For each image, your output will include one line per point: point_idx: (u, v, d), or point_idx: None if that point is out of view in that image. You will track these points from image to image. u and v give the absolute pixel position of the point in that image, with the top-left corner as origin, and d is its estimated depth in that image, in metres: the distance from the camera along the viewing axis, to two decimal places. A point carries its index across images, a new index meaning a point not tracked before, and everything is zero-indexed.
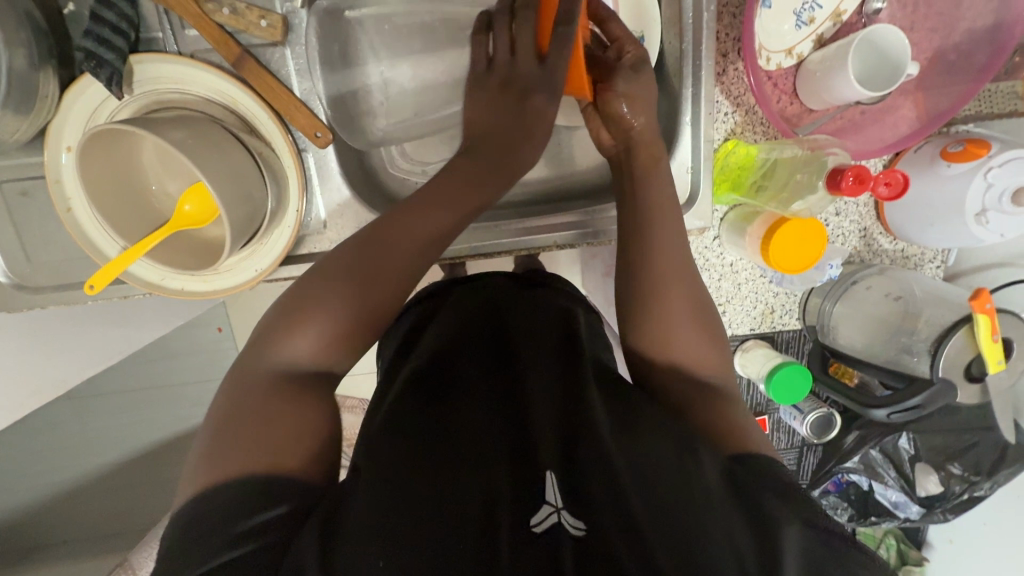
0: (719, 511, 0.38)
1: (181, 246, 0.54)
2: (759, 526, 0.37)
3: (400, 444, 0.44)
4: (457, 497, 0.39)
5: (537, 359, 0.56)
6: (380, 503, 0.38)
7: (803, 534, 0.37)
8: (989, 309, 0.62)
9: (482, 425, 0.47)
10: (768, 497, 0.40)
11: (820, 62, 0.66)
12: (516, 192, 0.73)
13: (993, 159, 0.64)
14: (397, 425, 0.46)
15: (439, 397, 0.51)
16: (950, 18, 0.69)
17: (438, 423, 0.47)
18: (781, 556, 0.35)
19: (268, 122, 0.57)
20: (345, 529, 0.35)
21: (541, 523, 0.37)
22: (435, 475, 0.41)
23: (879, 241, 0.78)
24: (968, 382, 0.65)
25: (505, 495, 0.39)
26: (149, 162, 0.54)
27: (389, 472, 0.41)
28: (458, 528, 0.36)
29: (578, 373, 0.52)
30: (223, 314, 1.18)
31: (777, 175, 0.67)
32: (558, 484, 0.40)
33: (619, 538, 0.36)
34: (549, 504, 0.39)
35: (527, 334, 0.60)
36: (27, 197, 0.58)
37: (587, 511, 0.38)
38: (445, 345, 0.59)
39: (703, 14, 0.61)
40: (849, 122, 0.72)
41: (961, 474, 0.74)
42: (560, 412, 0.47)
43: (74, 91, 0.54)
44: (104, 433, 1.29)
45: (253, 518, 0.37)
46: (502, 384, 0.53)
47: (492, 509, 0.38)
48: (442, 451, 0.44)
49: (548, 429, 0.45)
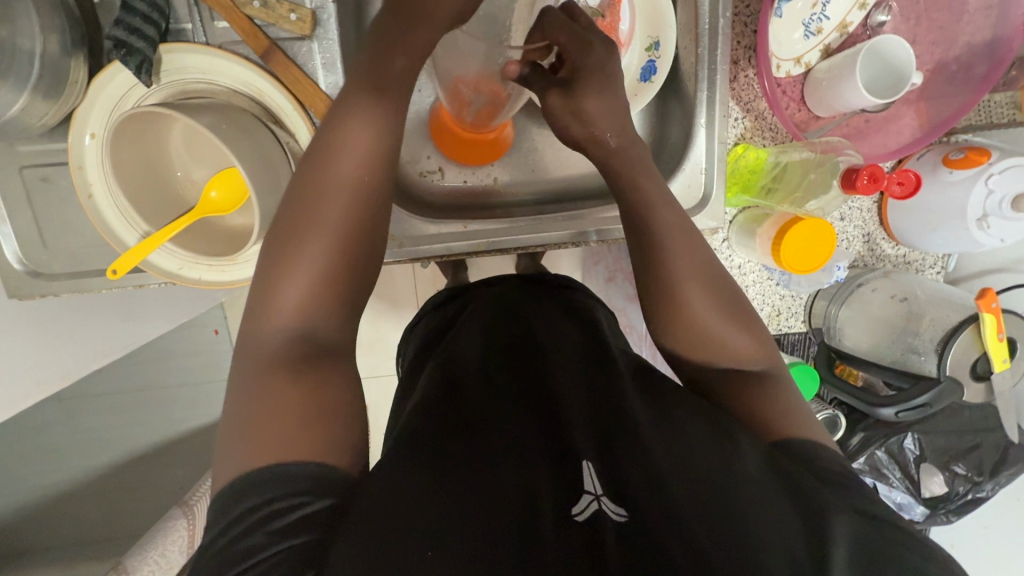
0: (763, 490, 0.39)
1: (204, 232, 0.55)
2: (810, 510, 0.37)
3: (442, 442, 0.45)
4: (502, 490, 0.40)
5: (567, 358, 0.57)
6: (425, 497, 0.39)
7: (852, 525, 0.37)
8: (995, 309, 0.64)
9: (517, 424, 0.48)
10: (811, 483, 0.41)
11: (828, 70, 0.68)
12: (532, 191, 0.75)
13: (993, 166, 0.67)
14: (430, 423, 0.47)
15: (473, 395, 0.52)
16: (952, 31, 0.71)
17: (473, 422, 0.48)
18: (831, 539, 0.35)
19: (293, 114, 0.58)
20: (391, 523, 0.36)
21: (583, 512, 0.38)
22: (471, 471, 0.42)
23: (883, 246, 0.80)
24: (974, 381, 0.66)
25: (544, 492, 0.40)
26: (175, 149, 0.54)
27: (430, 470, 0.41)
28: (502, 521, 0.37)
29: (608, 373, 0.54)
30: (222, 316, 1.19)
31: (789, 176, 0.70)
32: (597, 474, 0.41)
33: (662, 528, 0.36)
34: (589, 492, 0.40)
35: (555, 335, 0.62)
36: (48, 182, 0.58)
37: (626, 497, 0.39)
38: (472, 345, 0.60)
39: (720, 20, 0.63)
40: (855, 129, 0.74)
41: (965, 474, 0.75)
42: (596, 411, 0.48)
43: (102, 78, 0.55)
44: (97, 436, 1.27)
45: (288, 516, 0.36)
46: (532, 381, 0.54)
47: (532, 504, 0.39)
48: (480, 446, 0.45)
49: (584, 423, 0.47)
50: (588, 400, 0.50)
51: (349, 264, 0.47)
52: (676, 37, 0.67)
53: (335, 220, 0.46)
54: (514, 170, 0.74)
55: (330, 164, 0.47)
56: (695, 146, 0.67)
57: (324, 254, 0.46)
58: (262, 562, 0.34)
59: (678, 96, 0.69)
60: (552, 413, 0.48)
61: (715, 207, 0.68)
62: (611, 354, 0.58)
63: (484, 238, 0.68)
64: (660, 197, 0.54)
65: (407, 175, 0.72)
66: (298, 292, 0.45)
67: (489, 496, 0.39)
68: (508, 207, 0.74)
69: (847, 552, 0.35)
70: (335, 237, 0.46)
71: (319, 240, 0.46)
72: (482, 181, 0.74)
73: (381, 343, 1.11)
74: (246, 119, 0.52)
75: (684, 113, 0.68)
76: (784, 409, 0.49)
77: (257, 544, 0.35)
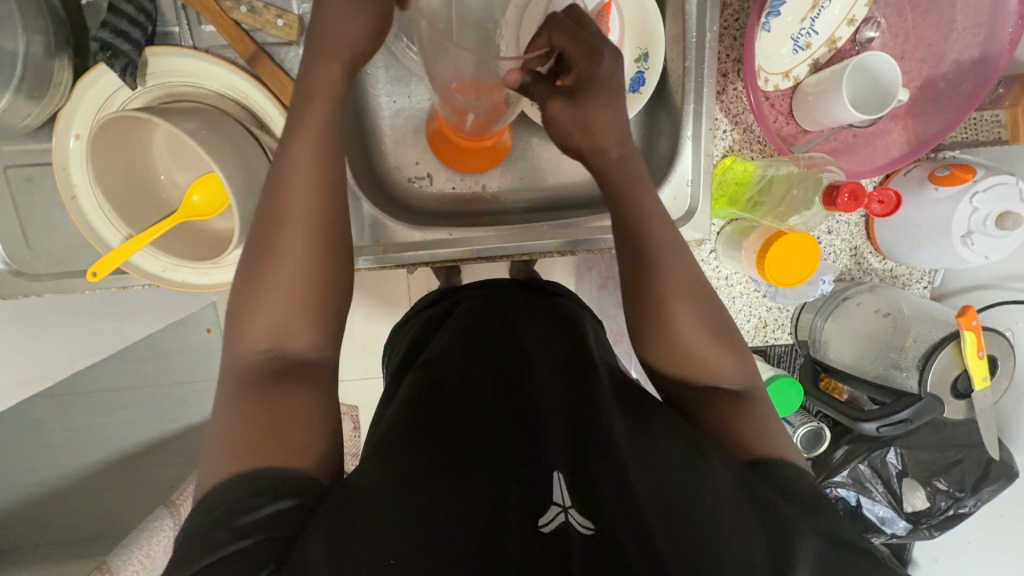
0: (730, 508, 0.39)
1: (186, 236, 0.55)
2: (774, 532, 0.38)
3: (416, 446, 0.45)
4: (471, 497, 0.39)
5: (546, 366, 0.57)
6: (395, 502, 0.38)
7: (818, 549, 0.37)
8: (975, 327, 0.64)
9: (492, 430, 0.47)
10: (778, 505, 0.41)
11: (815, 85, 0.69)
12: (520, 198, 0.75)
13: (978, 184, 0.67)
14: (407, 428, 0.47)
15: (452, 398, 0.52)
16: (939, 49, 0.72)
17: (449, 426, 0.48)
18: (796, 558, 0.36)
19: (279, 118, 0.58)
20: (359, 530, 0.35)
21: (549, 524, 0.38)
22: (442, 477, 0.41)
23: (869, 260, 0.80)
24: (955, 399, 0.66)
25: (514, 500, 0.40)
26: (159, 152, 0.54)
27: (401, 474, 0.41)
28: (469, 527, 0.37)
29: (587, 381, 0.54)
30: (211, 316, 1.19)
31: (774, 191, 0.69)
32: (566, 485, 0.41)
33: (627, 539, 0.36)
34: (557, 503, 0.39)
35: (537, 343, 0.62)
36: (32, 182, 0.58)
37: (595, 510, 0.39)
38: (453, 349, 0.60)
39: (707, 34, 0.63)
40: (842, 144, 0.75)
41: (946, 490, 0.75)
42: (571, 419, 0.48)
43: (87, 80, 0.55)
44: (85, 433, 1.27)
45: (254, 513, 0.36)
46: (511, 388, 0.54)
47: (501, 512, 0.38)
48: (453, 451, 0.44)
49: (559, 431, 0.46)
50: (565, 407, 0.50)
51: (322, 276, 0.47)
52: (664, 50, 0.67)
53: (299, 238, 0.46)
54: (502, 177, 0.74)
55: (288, 181, 0.47)
56: (682, 158, 0.67)
57: (299, 261, 0.46)
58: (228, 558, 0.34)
59: (666, 107, 0.69)
60: (528, 421, 0.48)
61: (700, 219, 0.68)
62: (592, 363, 0.58)
63: (469, 245, 0.68)
64: (651, 211, 0.53)
65: (395, 181, 0.72)
66: (276, 304, 0.46)
67: (458, 502, 0.39)
68: (495, 215, 0.74)
69: (809, 573, 0.35)
70: (300, 259, 0.46)
71: (286, 262, 0.46)
72: (471, 189, 0.74)
73: (370, 346, 1.11)
74: (229, 123, 0.52)
75: (672, 125, 0.68)
76: (761, 430, 0.49)
77: (218, 541, 0.35)
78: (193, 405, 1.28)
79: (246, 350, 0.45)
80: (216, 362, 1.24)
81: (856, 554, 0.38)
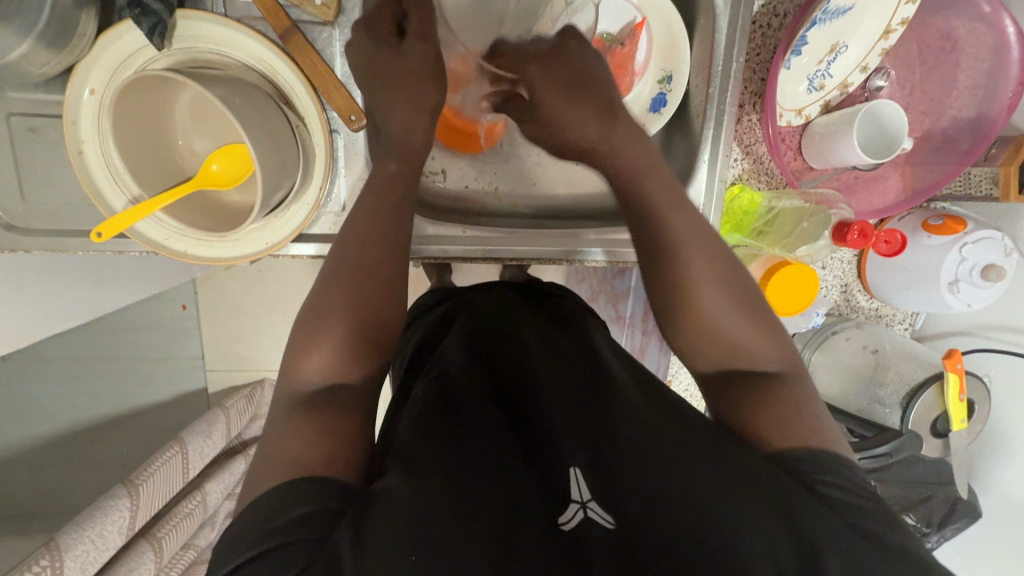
0: (754, 500, 0.39)
1: (199, 205, 0.53)
2: (800, 529, 0.37)
3: (431, 445, 0.44)
4: (489, 496, 0.39)
5: (558, 367, 0.57)
6: (412, 494, 0.38)
7: (844, 543, 0.37)
8: (960, 369, 0.67)
9: (503, 433, 0.47)
10: (804, 495, 0.40)
11: (825, 126, 0.71)
12: (529, 205, 0.75)
13: (968, 235, 0.70)
14: (420, 426, 0.47)
15: (463, 400, 0.51)
16: (940, 104, 0.76)
17: (463, 424, 0.47)
18: (824, 555, 0.35)
19: (305, 97, 0.57)
20: (378, 522, 0.35)
21: (570, 522, 0.38)
22: (459, 473, 0.41)
23: (858, 297, 0.84)
24: (933, 437, 0.70)
25: (533, 501, 0.40)
26: (180, 116, 0.53)
27: (418, 469, 0.41)
28: (489, 524, 0.36)
29: (596, 379, 0.54)
30: (191, 292, 1.15)
31: (780, 222, 0.73)
32: (584, 481, 0.41)
33: (650, 538, 0.36)
34: (574, 501, 0.40)
35: (547, 344, 0.62)
36: (36, 133, 0.56)
37: (614, 506, 0.39)
38: (461, 354, 0.59)
39: (733, 64, 0.65)
40: (844, 184, 0.78)
41: (913, 525, 0.76)
42: (586, 422, 0.48)
43: (109, 35, 0.53)
44: (40, 402, 1.22)
45: (291, 513, 0.36)
46: (523, 390, 0.54)
47: (520, 510, 0.39)
48: (468, 449, 0.44)
49: (574, 435, 0.46)
50: (574, 409, 0.50)
51: (368, 303, 0.50)
52: (688, 74, 0.69)
53: (350, 258, 0.51)
54: (514, 181, 0.74)
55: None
56: (696, 180, 0.69)
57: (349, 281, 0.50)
58: (267, 552, 0.34)
59: (683, 130, 0.71)
60: (542, 425, 0.48)
61: None
62: (604, 364, 0.58)
63: (482, 244, 0.68)
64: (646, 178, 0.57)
65: None
66: (324, 346, 0.48)
67: (475, 500, 0.38)
68: (504, 218, 0.74)
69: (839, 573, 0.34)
70: (350, 296, 0.50)
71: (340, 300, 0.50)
72: (483, 191, 0.74)
73: None
74: (260, 96, 0.51)
75: (688, 148, 0.70)
76: (789, 415, 0.47)
77: (253, 540, 0.35)
78: (161, 384, 1.24)
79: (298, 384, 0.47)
80: (188, 341, 1.20)
81: (886, 539, 0.38)
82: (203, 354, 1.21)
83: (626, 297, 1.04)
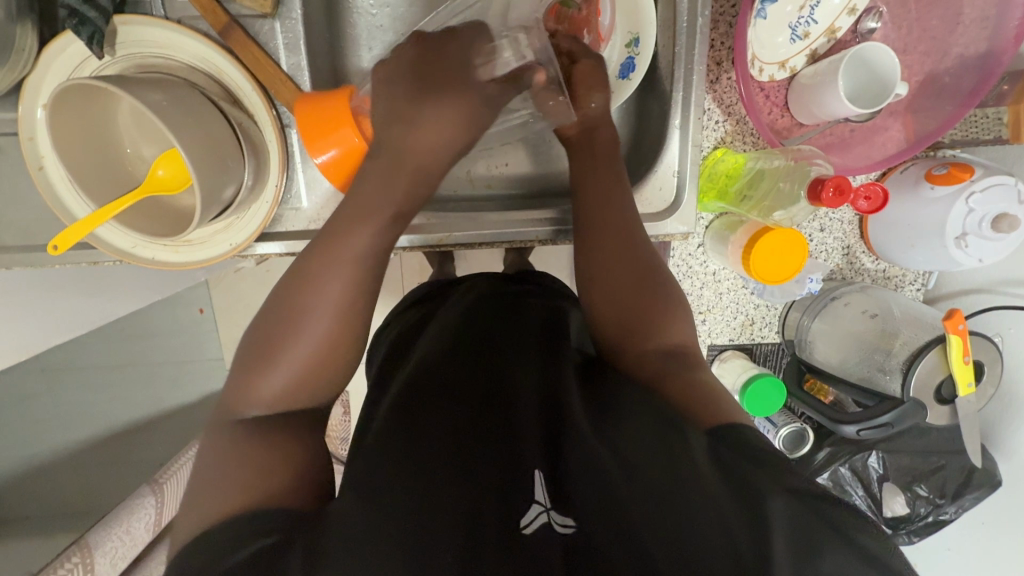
0: (705, 488, 0.37)
1: (151, 211, 0.54)
2: (755, 507, 0.35)
3: (388, 457, 0.44)
4: (448, 506, 0.39)
5: (521, 354, 0.55)
6: (370, 512, 0.38)
7: (789, 503, 0.35)
8: (962, 330, 0.62)
9: (471, 430, 0.46)
10: (749, 463, 0.39)
11: (812, 77, 0.66)
12: (503, 186, 0.72)
13: (975, 183, 0.64)
14: (382, 439, 0.46)
15: (427, 399, 0.50)
16: (943, 42, 0.69)
17: (424, 427, 0.47)
18: (771, 521, 0.34)
19: (253, 94, 0.57)
20: (332, 537, 0.36)
21: (530, 525, 0.38)
22: (417, 484, 0.41)
23: (862, 259, 0.79)
24: (939, 404, 0.65)
25: (493, 506, 0.39)
26: (124, 124, 0.53)
27: (377, 487, 0.41)
28: (448, 536, 0.36)
29: (558, 368, 0.53)
30: (205, 296, 1.19)
31: (762, 184, 0.67)
32: (546, 483, 0.41)
33: (613, 547, 0.36)
34: (538, 503, 0.39)
35: (512, 327, 0.60)
36: (1, 153, 0.57)
37: (573, 508, 0.39)
38: (434, 346, 0.58)
39: (699, 19, 0.61)
40: (838, 139, 0.73)
41: (927, 496, 0.73)
42: (548, 412, 0.47)
43: (53, 48, 0.53)
44: (79, 407, 1.28)
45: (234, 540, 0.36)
46: (485, 376, 0.53)
47: (478, 518, 0.38)
48: (427, 455, 0.44)
49: (533, 427, 0.45)
50: (537, 397, 0.49)
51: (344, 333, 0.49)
52: (656, 35, 0.64)
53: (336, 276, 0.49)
54: (486, 163, 0.71)
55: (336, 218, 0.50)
56: (669, 148, 0.65)
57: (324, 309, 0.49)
58: None
59: (655, 94, 0.67)
60: (503, 415, 0.47)
61: (686, 211, 0.66)
62: (569, 352, 0.56)
63: (448, 231, 0.66)
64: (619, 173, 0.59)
65: None
66: (282, 374, 0.47)
67: (441, 511, 0.38)
68: (479, 203, 0.71)
69: (787, 547, 0.32)
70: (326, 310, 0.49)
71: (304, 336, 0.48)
72: (454, 175, 0.71)
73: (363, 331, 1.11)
74: (195, 97, 0.50)
75: (661, 114, 0.66)
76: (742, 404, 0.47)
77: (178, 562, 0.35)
78: (185, 386, 1.28)
79: (252, 403, 0.47)
80: (206, 344, 1.24)
81: (841, 516, 0.35)
82: (222, 356, 1.25)
83: None
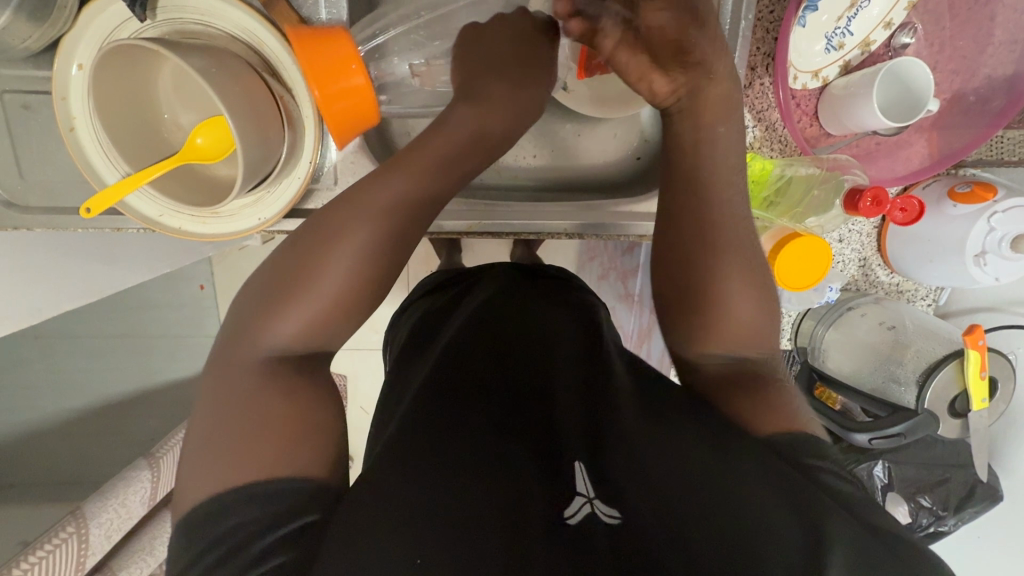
0: (757, 500, 0.36)
1: (186, 179, 0.53)
2: (812, 522, 0.34)
3: (421, 442, 0.42)
4: (488, 492, 0.37)
5: (560, 354, 0.54)
6: (407, 496, 0.36)
7: (847, 526, 0.34)
8: (982, 346, 0.64)
9: (509, 424, 0.45)
10: (802, 482, 0.38)
11: (844, 88, 0.66)
12: (532, 177, 0.71)
13: (998, 204, 0.65)
14: (415, 423, 0.44)
15: (462, 392, 0.49)
16: (973, 62, 0.70)
17: (459, 417, 0.45)
18: (829, 541, 0.32)
19: (292, 68, 0.55)
20: (367, 517, 0.34)
21: (576, 515, 0.35)
22: (454, 471, 0.39)
23: (877, 272, 0.80)
24: (952, 417, 0.67)
25: (537, 493, 0.37)
26: (164, 89, 0.52)
27: (411, 470, 0.39)
28: (488, 524, 0.34)
29: (598, 372, 0.51)
30: (207, 271, 1.18)
31: (791, 190, 0.70)
32: (588, 476, 0.38)
33: (660, 536, 0.34)
34: (581, 494, 0.37)
35: (549, 326, 0.59)
36: (29, 110, 0.56)
37: (619, 500, 0.37)
38: (467, 337, 0.56)
39: (742, 22, 0.61)
40: (864, 151, 0.73)
41: (930, 507, 0.74)
42: (590, 411, 0.46)
43: (93, 7, 0.52)
44: (71, 378, 1.26)
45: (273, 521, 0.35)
46: (523, 372, 0.52)
47: (522, 503, 0.36)
48: (461, 444, 0.42)
49: (575, 424, 0.44)
50: (578, 396, 0.47)
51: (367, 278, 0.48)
52: None
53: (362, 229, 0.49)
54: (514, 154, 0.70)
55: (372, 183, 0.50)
56: None
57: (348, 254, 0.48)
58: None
59: None
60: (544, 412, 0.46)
61: None
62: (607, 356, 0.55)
63: (477, 219, 0.66)
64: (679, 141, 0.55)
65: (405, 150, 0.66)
66: (292, 321, 0.46)
67: (477, 499, 0.36)
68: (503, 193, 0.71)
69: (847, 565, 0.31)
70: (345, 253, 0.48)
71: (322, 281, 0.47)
72: None
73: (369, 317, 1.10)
74: (241, 66, 0.50)
75: None
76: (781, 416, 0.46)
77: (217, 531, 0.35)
78: (183, 361, 1.27)
79: (259, 349, 0.45)
80: (207, 321, 1.23)
81: (888, 534, 0.34)
82: None
83: (636, 274, 1.02)
